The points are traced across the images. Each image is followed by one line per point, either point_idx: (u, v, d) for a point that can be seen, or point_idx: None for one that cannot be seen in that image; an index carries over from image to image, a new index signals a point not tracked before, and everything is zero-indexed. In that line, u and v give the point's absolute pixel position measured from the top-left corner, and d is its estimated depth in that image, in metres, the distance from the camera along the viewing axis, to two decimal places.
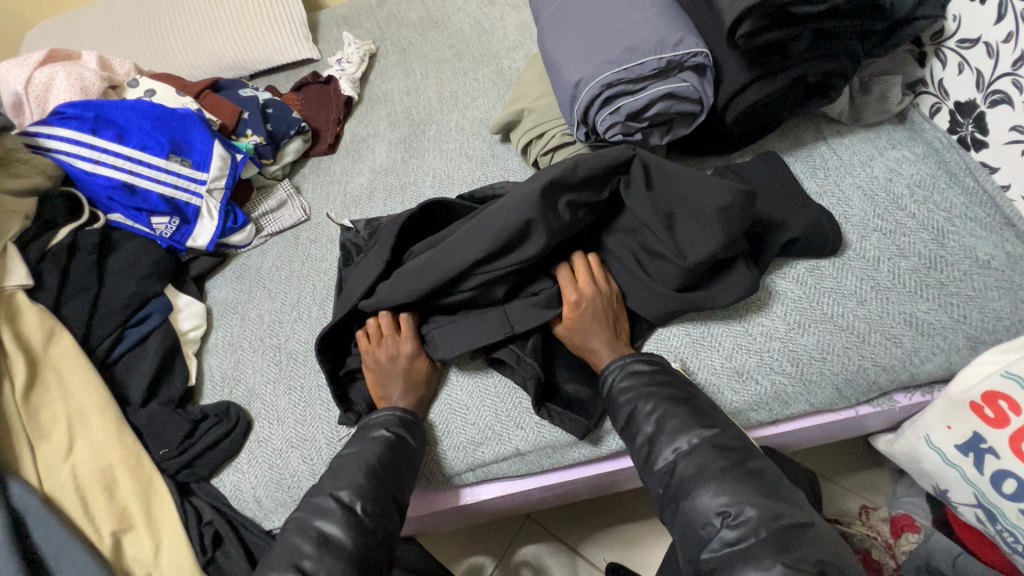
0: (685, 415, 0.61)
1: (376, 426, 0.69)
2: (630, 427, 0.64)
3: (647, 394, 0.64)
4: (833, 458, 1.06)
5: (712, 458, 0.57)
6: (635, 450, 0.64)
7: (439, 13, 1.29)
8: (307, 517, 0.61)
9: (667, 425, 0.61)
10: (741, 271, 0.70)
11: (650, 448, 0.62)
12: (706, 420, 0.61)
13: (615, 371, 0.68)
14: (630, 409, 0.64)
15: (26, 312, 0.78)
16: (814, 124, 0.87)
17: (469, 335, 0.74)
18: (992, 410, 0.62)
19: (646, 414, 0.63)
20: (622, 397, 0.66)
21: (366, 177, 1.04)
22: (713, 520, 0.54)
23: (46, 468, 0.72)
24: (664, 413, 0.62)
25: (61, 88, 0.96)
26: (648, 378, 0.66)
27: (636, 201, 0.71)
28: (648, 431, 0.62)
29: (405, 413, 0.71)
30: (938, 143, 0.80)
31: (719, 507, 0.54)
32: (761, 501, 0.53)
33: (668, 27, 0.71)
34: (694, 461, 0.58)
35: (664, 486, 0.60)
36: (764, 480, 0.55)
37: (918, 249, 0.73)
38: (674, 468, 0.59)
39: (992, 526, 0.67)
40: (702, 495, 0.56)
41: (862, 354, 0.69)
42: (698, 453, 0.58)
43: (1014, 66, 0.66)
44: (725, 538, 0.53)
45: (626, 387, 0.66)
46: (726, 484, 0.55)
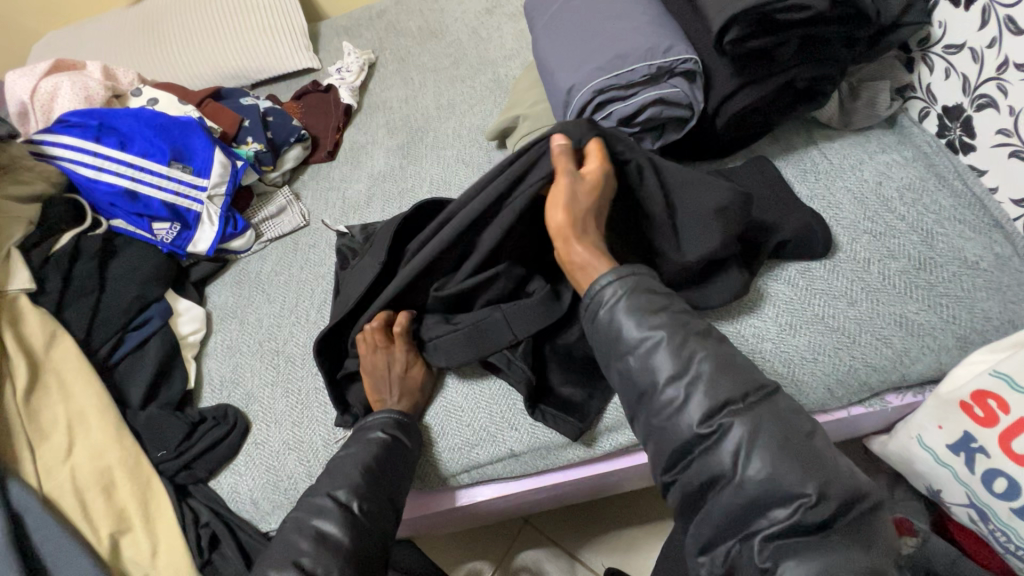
0: (721, 363, 0.56)
1: (373, 430, 0.69)
2: (648, 365, 0.58)
3: (676, 327, 0.58)
4: None
5: (777, 429, 0.52)
6: (655, 400, 0.57)
7: (437, 23, 1.31)
8: (304, 516, 0.62)
9: (703, 371, 0.56)
10: (733, 272, 0.71)
11: (681, 398, 0.55)
12: (749, 374, 0.56)
13: (624, 287, 0.60)
14: (653, 341, 0.58)
15: (29, 315, 0.79)
16: (805, 128, 0.88)
17: (468, 337, 0.73)
18: (982, 409, 0.62)
19: (674, 348, 0.57)
20: (642, 326, 0.58)
21: (365, 183, 1.05)
22: (781, 503, 0.50)
23: (46, 470, 0.73)
24: (702, 355, 0.56)
25: (65, 98, 0.98)
26: (668, 305, 0.60)
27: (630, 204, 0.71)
28: (678, 375, 0.56)
29: (402, 416, 0.71)
30: (926, 147, 0.81)
31: (798, 492, 0.50)
32: (839, 484, 0.50)
33: (658, 34, 0.73)
34: (750, 428, 0.53)
35: (703, 449, 0.54)
36: (830, 456, 0.52)
37: (907, 251, 0.73)
38: (724, 427, 0.53)
39: (985, 527, 0.67)
40: (770, 471, 0.51)
41: (853, 354, 0.70)
42: (754, 416, 0.53)
43: (999, 70, 0.68)
44: (796, 525, 0.49)
45: (651, 315, 0.59)
46: (797, 464, 0.51)
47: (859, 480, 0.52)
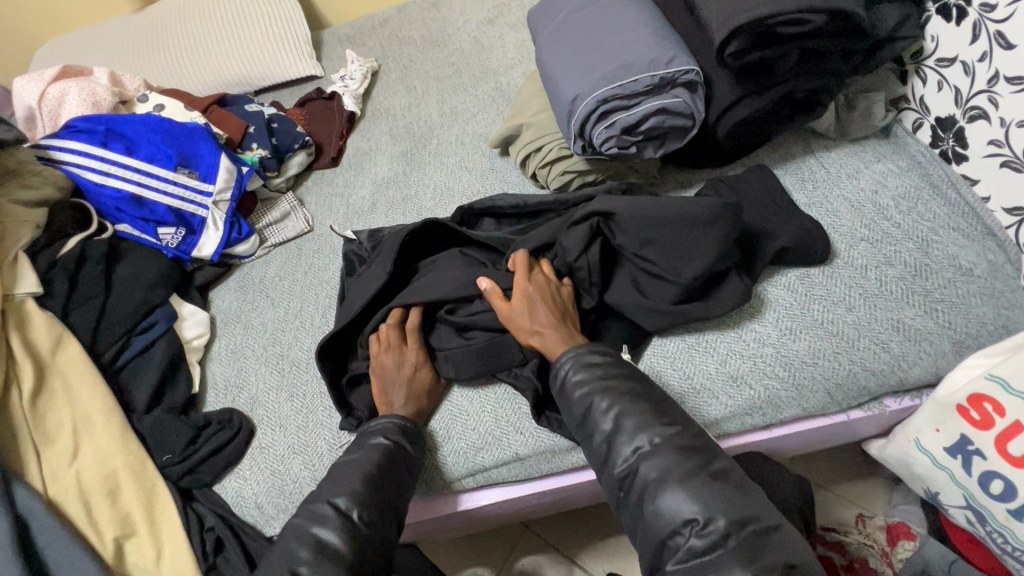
0: (643, 414, 0.60)
1: (373, 435, 0.70)
2: (585, 425, 0.63)
3: (605, 389, 0.63)
4: (829, 466, 1.07)
5: (677, 461, 0.57)
6: (594, 450, 0.63)
7: (440, 32, 1.33)
8: (303, 524, 0.62)
9: (626, 424, 0.60)
10: (734, 280, 0.73)
11: (608, 448, 0.61)
12: (666, 419, 0.60)
13: (570, 360, 0.66)
14: (586, 405, 0.63)
15: (35, 318, 0.80)
16: (802, 138, 0.90)
17: (479, 352, 0.75)
18: (978, 412, 0.64)
19: (604, 410, 0.62)
20: (577, 392, 0.64)
21: (369, 190, 1.07)
22: (679, 529, 0.54)
23: (50, 473, 0.73)
24: (622, 411, 0.61)
25: (72, 103, 0.99)
26: (603, 373, 0.65)
27: (627, 234, 0.73)
28: (606, 429, 0.61)
29: (405, 423, 0.72)
30: (920, 156, 0.83)
31: (689, 517, 0.54)
32: (732, 507, 0.53)
33: (661, 46, 0.75)
34: (658, 463, 0.57)
35: (624, 490, 0.59)
36: (730, 483, 0.55)
37: (903, 258, 0.75)
38: (636, 469, 0.58)
39: (983, 528, 0.68)
40: (673, 500, 0.55)
41: (852, 358, 0.71)
42: (660, 457, 0.57)
43: (989, 83, 0.70)
44: (694, 547, 0.53)
45: (585, 382, 0.64)
46: (695, 492, 0.55)
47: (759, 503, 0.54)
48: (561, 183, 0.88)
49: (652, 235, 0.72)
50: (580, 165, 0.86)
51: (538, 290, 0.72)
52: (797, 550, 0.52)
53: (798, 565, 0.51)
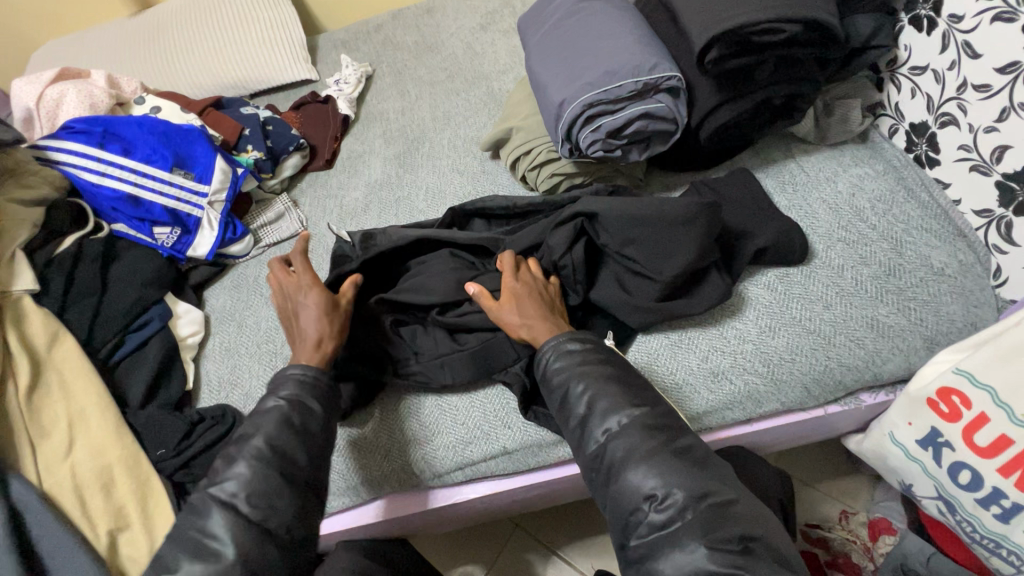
0: (614, 395, 0.62)
1: (274, 391, 0.66)
2: (563, 409, 0.65)
3: (581, 374, 0.64)
4: (813, 464, 1.09)
5: (641, 439, 0.59)
6: (569, 432, 0.64)
7: (433, 37, 1.35)
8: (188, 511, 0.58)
9: (598, 406, 0.62)
10: (714, 279, 0.75)
11: (582, 429, 0.63)
12: (636, 400, 0.62)
13: (550, 348, 0.67)
14: (563, 391, 0.65)
15: (31, 315, 0.81)
16: (784, 143, 0.93)
17: (473, 356, 0.76)
18: (946, 405, 0.66)
19: (580, 394, 0.63)
20: (556, 378, 0.66)
21: (362, 191, 1.09)
22: (641, 506, 0.56)
23: (46, 466, 0.74)
24: (596, 394, 0.63)
25: (70, 105, 1.01)
26: (581, 359, 0.66)
27: (609, 233, 0.76)
28: (580, 412, 0.63)
29: (307, 374, 0.67)
30: (896, 161, 0.86)
31: (650, 492, 0.56)
32: (690, 481, 0.55)
33: (644, 53, 0.77)
34: (624, 442, 0.59)
35: (596, 469, 0.61)
36: (691, 459, 0.57)
37: (878, 258, 0.78)
38: (606, 449, 0.60)
39: (953, 518, 0.71)
40: (636, 477, 0.57)
41: (829, 354, 0.74)
42: (627, 435, 0.59)
43: (958, 91, 0.73)
44: (654, 522, 0.55)
45: (562, 368, 0.66)
46: (657, 468, 0.57)
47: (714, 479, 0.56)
48: (549, 185, 0.91)
49: (633, 235, 0.75)
50: (568, 168, 0.88)
51: (525, 289, 0.74)
52: (756, 524, 0.53)
53: (757, 538, 0.53)
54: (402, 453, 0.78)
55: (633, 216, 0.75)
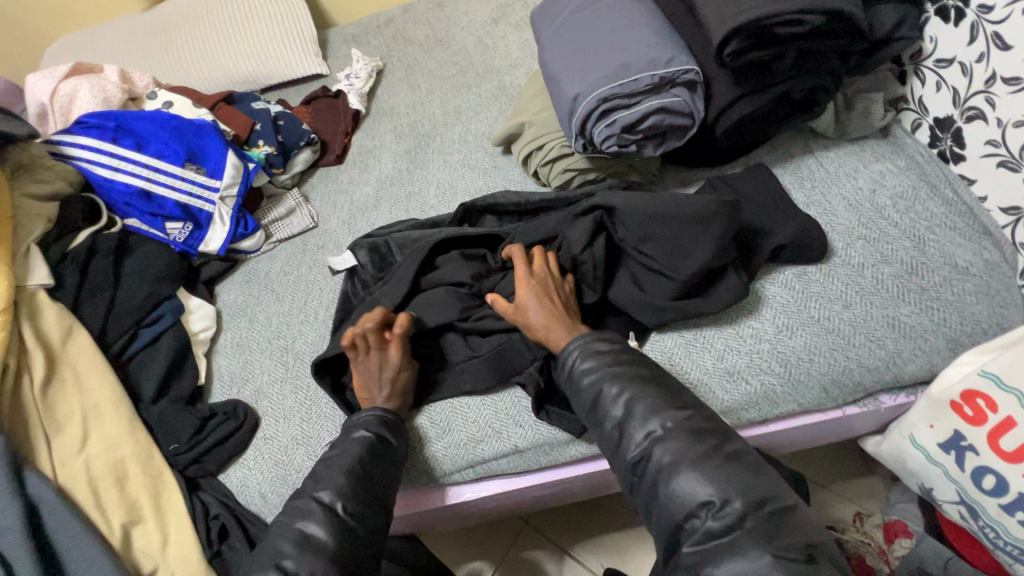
0: (652, 399, 0.62)
1: (357, 427, 0.71)
2: (596, 412, 0.64)
3: (614, 375, 0.64)
4: (827, 465, 1.07)
5: (688, 445, 0.58)
6: (604, 438, 0.64)
7: (444, 31, 1.34)
8: (292, 519, 0.63)
9: (637, 410, 0.62)
10: (731, 277, 0.73)
11: (621, 433, 0.62)
12: (677, 404, 0.62)
13: (579, 348, 0.67)
14: (595, 392, 0.64)
15: (46, 309, 0.81)
16: (802, 137, 0.91)
17: (490, 361, 0.77)
18: (970, 408, 0.65)
19: (615, 396, 0.63)
20: (585, 379, 0.65)
21: (373, 187, 1.08)
22: (694, 513, 0.55)
23: (61, 461, 0.74)
24: (632, 397, 0.62)
25: (83, 100, 1.01)
26: (612, 360, 0.66)
27: (626, 227, 0.75)
28: (617, 415, 0.63)
29: (387, 414, 0.72)
30: (919, 156, 0.84)
31: (706, 500, 0.55)
32: (743, 488, 0.55)
33: (661, 46, 0.76)
34: (671, 447, 0.58)
35: (637, 475, 0.60)
36: (742, 464, 0.57)
37: (900, 256, 0.76)
38: (649, 454, 0.59)
39: (975, 523, 0.69)
40: (688, 483, 0.56)
41: (848, 355, 0.72)
42: (672, 440, 0.59)
43: (987, 84, 0.71)
44: (712, 530, 0.54)
45: (594, 369, 0.66)
46: (708, 474, 0.56)
47: (766, 483, 0.56)
48: (562, 181, 0.90)
49: (649, 233, 0.74)
50: (582, 163, 0.87)
51: (537, 283, 0.72)
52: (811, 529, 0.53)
53: (816, 545, 0.53)
54: (412, 451, 0.78)
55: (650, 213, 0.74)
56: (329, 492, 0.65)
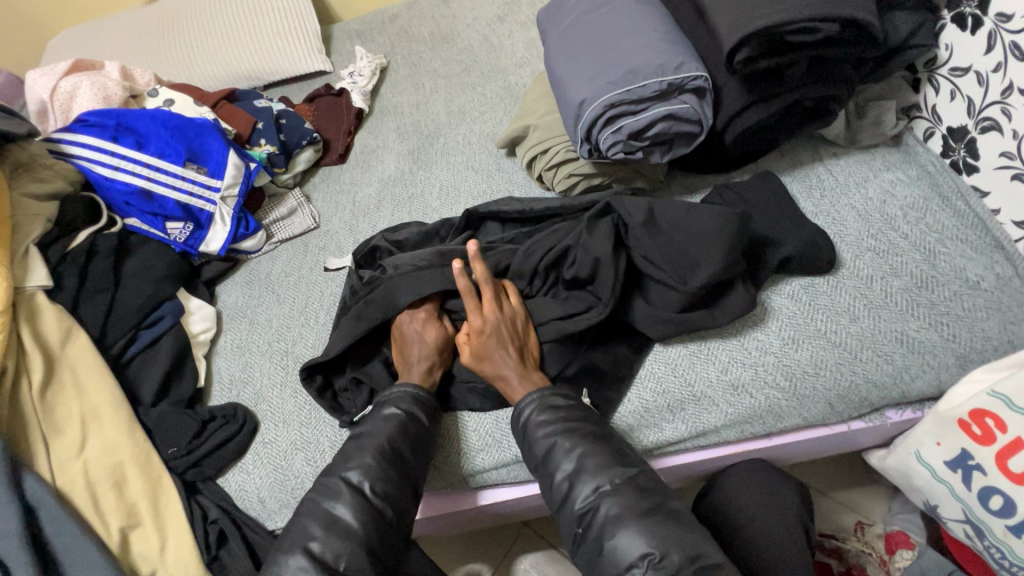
0: (604, 456, 0.62)
1: (390, 402, 0.70)
2: (546, 465, 0.64)
3: (568, 429, 0.64)
4: (830, 473, 1.06)
5: (634, 500, 0.58)
6: (553, 489, 0.63)
7: (449, 29, 1.33)
8: (319, 497, 0.63)
9: (588, 463, 0.62)
10: (738, 290, 0.72)
11: (568, 487, 0.62)
12: (625, 461, 0.62)
13: (534, 403, 0.67)
14: (548, 445, 0.64)
15: (45, 311, 0.81)
16: (811, 145, 0.89)
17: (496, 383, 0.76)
18: (979, 427, 0.64)
19: (566, 451, 0.63)
20: (540, 431, 0.65)
21: (375, 187, 1.07)
22: (635, 564, 0.55)
23: (59, 463, 0.74)
24: (586, 451, 0.62)
25: (85, 97, 1.00)
26: (567, 415, 0.66)
27: (638, 237, 0.74)
28: (567, 468, 0.62)
29: (418, 390, 0.72)
30: (930, 166, 0.82)
31: (645, 550, 0.55)
32: (682, 542, 0.55)
33: (670, 51, 0.74)
34: (618, 502, 0.58)
35: (583, 527, 0.60)
36: (681, 522, 0.57)
37: (910, 269, 0.75)
38: (595, 507, 0.59)
39: (980, 543, 0.69)
40: (628, 538, 0.56)
41: (854, 369, 0.71)
42: (620, 494, 0.59)
43: (1003, 95, 0.69)
44: None
45: (549, 423, 0.66)
46: (649, 528, 0.56)
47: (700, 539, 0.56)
48: (566, 186, 0.88)
49: (659, 241, 0.74)
50: (587, 168, 0.86)
51: (495, 332, 0.72)
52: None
53: None
54: None
55: (664, 222, 0.75)
56: (357, 473, 0.64)
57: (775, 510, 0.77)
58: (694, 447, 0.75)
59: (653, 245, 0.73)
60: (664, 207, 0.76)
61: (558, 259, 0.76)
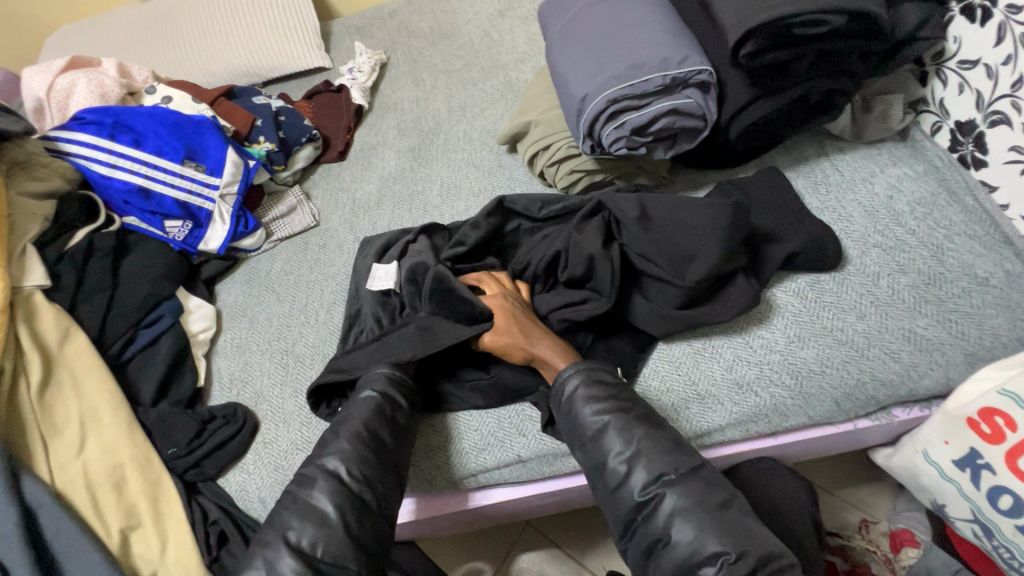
0: (664, 442, 0.61)
1: (367, 385, 0.70)
2: (597, 445, 0.63)
3: (620, 408, 0.64)
4: (836, 471, 1.05)
5: (704, 494, 0.58)
6: (604, 474, 0.63)
7: (449, 24, 1.31)
8: (313, 486, 0.62)
9: (645, 449, 0.61)
10: (741, 284, 0.72)
11: (625, 471, 0.61)
12: (684, 450, 0.61)
13: (579, 375, 0.67)
14: (601, 424, 0.64)
15: (43, 311, 0.80)
16: (816, 140, 0.88)
17: (496, 386, 0.75)
18: (989, 426, 0.63)
19: (621, 431, 0.63)
20: (590, 409, 0.65)
21: (375, 184, 1.06)
22: (706, 561, 0.54)
23: (58, 464, 0.73)
24: (645, 436, 0.62)
25: (81, 94, 0.99)
26: (617, 393, 0.66)
27: (632, 233, 0.74)
28: (623, 451, 0.62)
29: (395, 373, 0.71)
30: (938, 161, 0.81)
31: (719, 549, 0.54)
32: (748, 539, 0.54)
33: (675, 45, 0.73)
34: (683, 494, 0.58)
35: (642, 515, 0.59)
36: (741, 514, 0.57)
37: (918, 266, 0.74)
38: (659, 498, 0.58)
39: (988, 542, 0.68)
40: (698, 532, 0.55)
41: (861, 367, 0.70)
42: (687, 486, 0.58)
43: (1013, 87, 0.68)
44: None
45: (600, 400, 0.65)
46: (718, 527, 0.55)
47: (775, 541, 0.55)
48: (568, 182, 0.87)
49: (653, 235, 0.73)
50: (589, 165, 0.85)
51: (517, 306, 0.74)
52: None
53: None
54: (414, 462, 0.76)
55: (655, 216, 0.74)
56: (334, 459, 0.64)
57: (785, 524, 0.76)
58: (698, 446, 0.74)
59: (647, 242, 0.73)
60: (656, 202, 0.75)
61: (551, 255, 0.76)
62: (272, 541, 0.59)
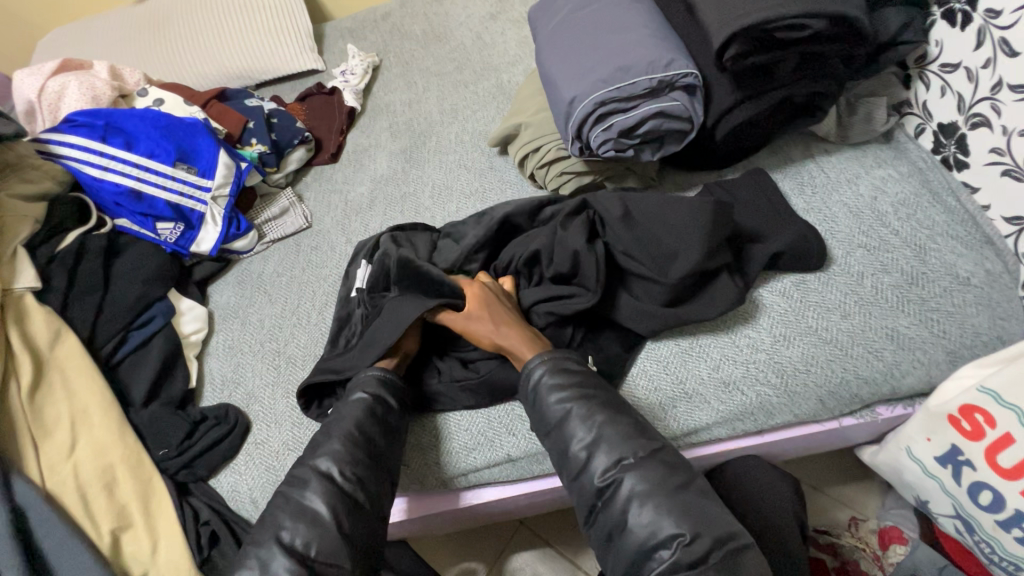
0: (625, 427, 0.62)
1: (358, 387, 0.70)
2: (562, 433, 0.64)
3: (584, 396, 0.65)
4: (825, 470, 1.06)
5: (663, 475, 0.58)
6: (568, 460, 0.63)
7: (442, 27, 1.32)
8: (305, 485, 0.63)
9: (607, 435, 0.62)
10: (724, 282, 0.73)
11: (586, 457, 0.62)
12: (647, 435, 0.62)
13: (545, 364, 0.67)
14: (564, 411, 0.64)
15: (34, 312, 0.80)
16: (803, 142, 0.89)
17: (485, 385, 0.76)
18: (969, 423, 0.64)
19: (584, 418, 0.63)
20: (554, 397, 0.65)
21: (367, 186, 1.07)
22: (664, 543, 0.55)
23: (48, 465, 0.73)
24: (608, 422, 0.63)
25: (72, 97, 0.99)
26: (582, 380, 0.66)
27: (615, 230, 0.74)
28: (585, 438, 0.63)
29: (386, 375, 0.72)
30: (921, 162, 0.82)
31: (675, 531, 0.55)
32: (708, 523, 0.55)
33: (661, 48, 0.74)
34: (641, 476, 0.58)
35: (603, 500, 0.60)
36: (712, 502, 0.57)
37: (901, 266, 0.75)
38: (618, 482, 0.59)
39: (970, 537, 0.69)
40: (655, 515, 0.56)
41: (845, 365, 0.71)
42: (645, 468, 0.59)
43: (992, 91, 0.69)
44: (677, 561, 0.53)
45: (565, 387, 0.65)
46: (677, 510, 0.56)
47: (729, 521, 0.56)
48: (558, 183, 0.88)
49: (636, 233, 0.74)
50: (579, 167, 0.86)
51: (493, 295, 0.75)
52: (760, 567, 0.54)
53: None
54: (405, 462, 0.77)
55: (639, 216, 0.75)
56: (327, 460, 0.64)
57: (770, 521, 0.77)
58: (686, 444, 0.74)
59: (631, 240, 0.73)
60: (639, 202, 0.76)
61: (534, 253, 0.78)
62: (260, 539, 0.59)
